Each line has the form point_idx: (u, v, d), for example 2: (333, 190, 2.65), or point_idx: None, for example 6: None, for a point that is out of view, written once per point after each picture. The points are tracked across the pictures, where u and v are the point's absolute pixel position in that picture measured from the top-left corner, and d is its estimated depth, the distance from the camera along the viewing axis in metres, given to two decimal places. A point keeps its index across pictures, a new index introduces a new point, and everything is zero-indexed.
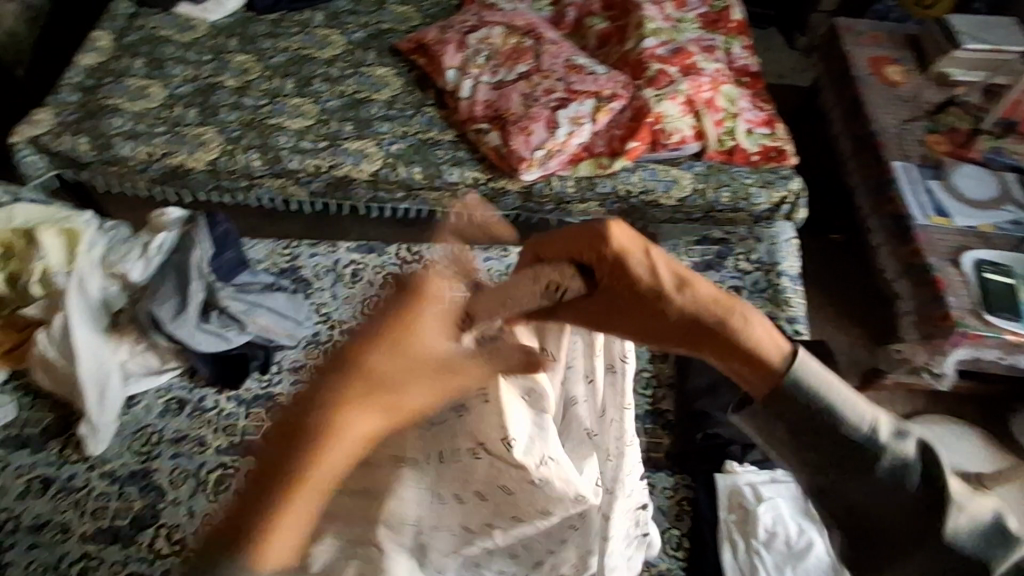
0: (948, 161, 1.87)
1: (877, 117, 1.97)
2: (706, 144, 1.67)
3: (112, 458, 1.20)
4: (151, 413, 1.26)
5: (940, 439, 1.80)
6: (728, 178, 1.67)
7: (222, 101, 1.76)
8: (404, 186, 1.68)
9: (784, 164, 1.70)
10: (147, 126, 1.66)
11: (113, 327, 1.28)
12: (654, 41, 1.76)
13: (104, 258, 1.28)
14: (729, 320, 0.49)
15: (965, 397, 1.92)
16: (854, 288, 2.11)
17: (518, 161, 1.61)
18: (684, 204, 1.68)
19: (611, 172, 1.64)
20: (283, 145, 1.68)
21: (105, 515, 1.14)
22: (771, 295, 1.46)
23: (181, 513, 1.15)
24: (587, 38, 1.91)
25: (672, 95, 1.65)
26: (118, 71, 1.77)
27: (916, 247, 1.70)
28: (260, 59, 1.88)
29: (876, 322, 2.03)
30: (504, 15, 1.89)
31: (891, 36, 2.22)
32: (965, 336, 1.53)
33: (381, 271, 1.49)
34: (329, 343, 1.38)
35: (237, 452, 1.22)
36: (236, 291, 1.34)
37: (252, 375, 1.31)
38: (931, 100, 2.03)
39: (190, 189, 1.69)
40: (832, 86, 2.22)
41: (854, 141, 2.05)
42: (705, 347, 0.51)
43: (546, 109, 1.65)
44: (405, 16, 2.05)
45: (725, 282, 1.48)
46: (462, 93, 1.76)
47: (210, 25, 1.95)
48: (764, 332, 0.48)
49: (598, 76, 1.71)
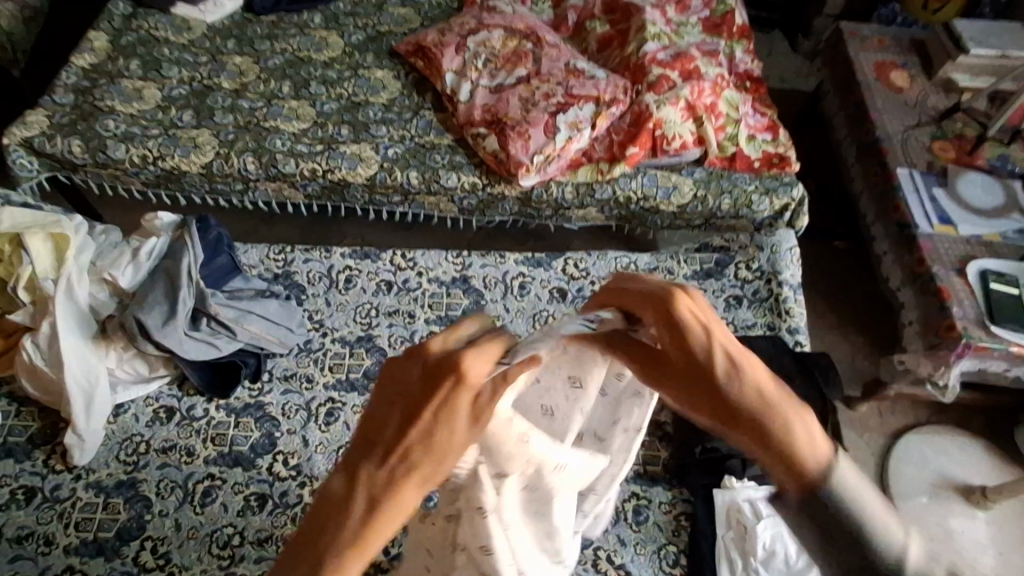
0: (953, 168, 1.84)
1: (882, 124, 1.94)
2: (707, 149, 1.64)
3: (98, 467, 1.18)
4: (139, 422, 1.24)
5: (944, 450, 1.77)
6: (731, 185, 1.64)
7: (218, 103, 1.74)
8: (400, 190, 1.66)
9: (786, 171, 1.68)
10: (142, 128, 1.64)
11: (100, 334, 1.25)
12: (655, 45, 1.73)
13: (93, 265, 1.27)
14: (774, 417, 0.49)
15: (971, 408, 1.88)
16: (857, 295, 2.07)
17: (516, 166, 1.58)
18: (684, 210, 1.67)
19: (610, 178, 1.62)
20: (279, 148, 1.65)
21: (89, 526, 1.12)
22: (772, 306, 1.43)
23: (167, 525, 1.14)
24: (588, 41, 1.89)
25: (673, 100, 1.61)
26: (113, 72, 1.75)
27: (921, 256, 1.66)
28: (257, 61, 1.86)
29: (880, 330, 2.01)
30: (504, 18, 1.87)
31: (897, 41, 2.19)
32: (970, 348, 1.50)
33: (374, 278, 1.49)
34: (322, 350, 1.37)
35: (226, 462, 1.21)
36: (227, 298, 1.32)
37: (242, 384, 1.30)
38: (937, 106, 2.00)
39: (184, 193, 1.69)
40: (836, 91, 2.19)
41: (858, 148, 2.02)
42: (744, 429, 0.50)
43: (545, 114, 1.63)
44: (404, 18, 2.03)
45: (726, 292, 1.46)
46: (461, 96, 1.73)
47: (207, 27, 1.93)
48: (808, 438, 0.46)
49: (598, 80, 1.67)
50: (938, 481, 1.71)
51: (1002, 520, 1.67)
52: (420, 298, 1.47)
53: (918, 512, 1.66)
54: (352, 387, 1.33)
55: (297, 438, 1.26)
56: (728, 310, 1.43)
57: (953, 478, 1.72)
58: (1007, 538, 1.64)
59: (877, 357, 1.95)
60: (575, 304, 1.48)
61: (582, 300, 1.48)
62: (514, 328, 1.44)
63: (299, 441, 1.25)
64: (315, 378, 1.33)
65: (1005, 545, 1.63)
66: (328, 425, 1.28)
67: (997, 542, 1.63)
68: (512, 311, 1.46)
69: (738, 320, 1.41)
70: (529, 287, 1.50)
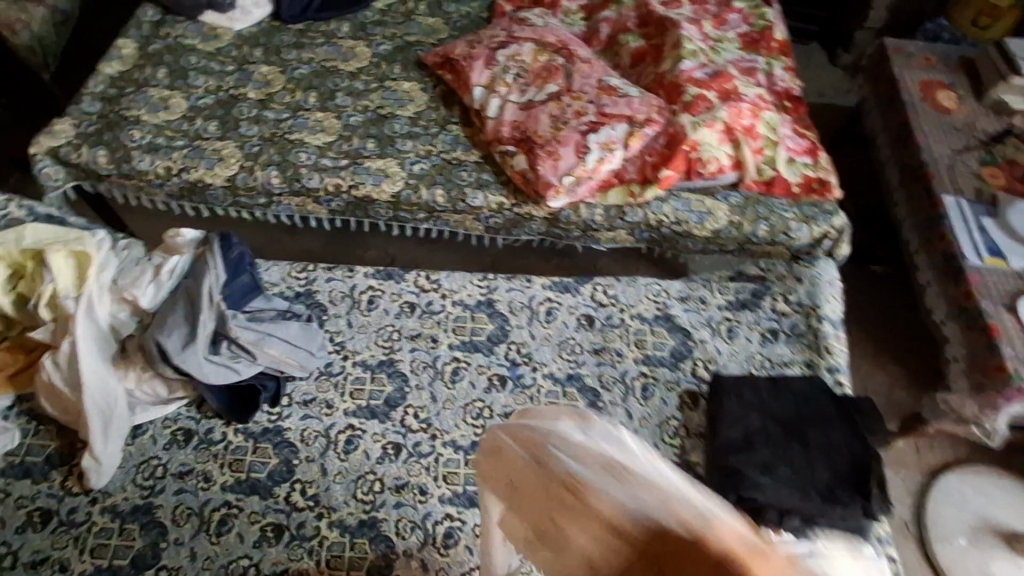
0: (1004, 195, 1.75)
1: (927, 147, 1.86)
2: (744, 174, 1.58)
3: (115, 491, 1.16)
4: (158, 445, 1.22)
5: (985, 491, 1.68)
6: (767, 210, 1.59)
7: (244, 114, 1.71)
8: (425, 208, 1.63)
9: (827, 198, 1.61)
10: (167, 139, 1.62)
11: (120, 353, 1.23)
12: (691, 63, 1.66)
13: (114, 284, 1.24)
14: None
15: (1016, 447, 1.79)
16: (894, 323, 2.00)
17: (544, 187, 1.53)
18: (718, 235, 1.61)
19: (642, 201, 1.57)
20: (304, 162, 1.63)
21: (105, 553, 1.10)
22: (810, 342, 1.37)
23: (182, 555, 1.11)
24: (621, 56, 1.84)
25: (710, 122, 1.55)
26: (140, 81, 1.74)
27: (969, 290, 1.58)
28: (284, 70, 1.84)
29: (918, 361, 1.93)
30: (535, 31, 1.82)
31: (943, 59, 2.10)
32: (1020, 391, 1.43)
33: (397, 299, 1.45)
34: (342, 375, 1.34)
35: (243, 489, 1.19)
36: (248, 320, 1.28)
37: (262, 409, 1.28)
38: (986, 129, 1.90)
39: (208, 205, 1.67)
40: (878, 110, 2.12)
41: (901, 171, 1.94)
42: None
43: (577, 133, 1.57)
44: (432, 28, 1.99)
45: (761, 325, 1.41)
46: (489, 112, 1.69)
47: (234, 35, 1.91)
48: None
49: (631, 98, 1.62)
50: (978, 523, 1.63)
51: None
52: (444, 322, 1.43)
53: (956, 557, 1.58)
54: (373, 415, 1.30)
55: (316, 466, 1.23)
56: (764, 345, 1.39)
57: (994, 522, 1.63)
58: None
59: (915, 390, 1.86)
60: (604, 332, 1.43)
61: (611, 329, 1.43)
62: (540, 356, 1.40)
63: (318, 470, 1.22)
64: (335, 404, 1.31)
65: None
66: (347, 453, 1.25)
67: None
68: (538, 338, 1.42)
69: (774, 356, 1.36)
70: (556, 312, 1.45)
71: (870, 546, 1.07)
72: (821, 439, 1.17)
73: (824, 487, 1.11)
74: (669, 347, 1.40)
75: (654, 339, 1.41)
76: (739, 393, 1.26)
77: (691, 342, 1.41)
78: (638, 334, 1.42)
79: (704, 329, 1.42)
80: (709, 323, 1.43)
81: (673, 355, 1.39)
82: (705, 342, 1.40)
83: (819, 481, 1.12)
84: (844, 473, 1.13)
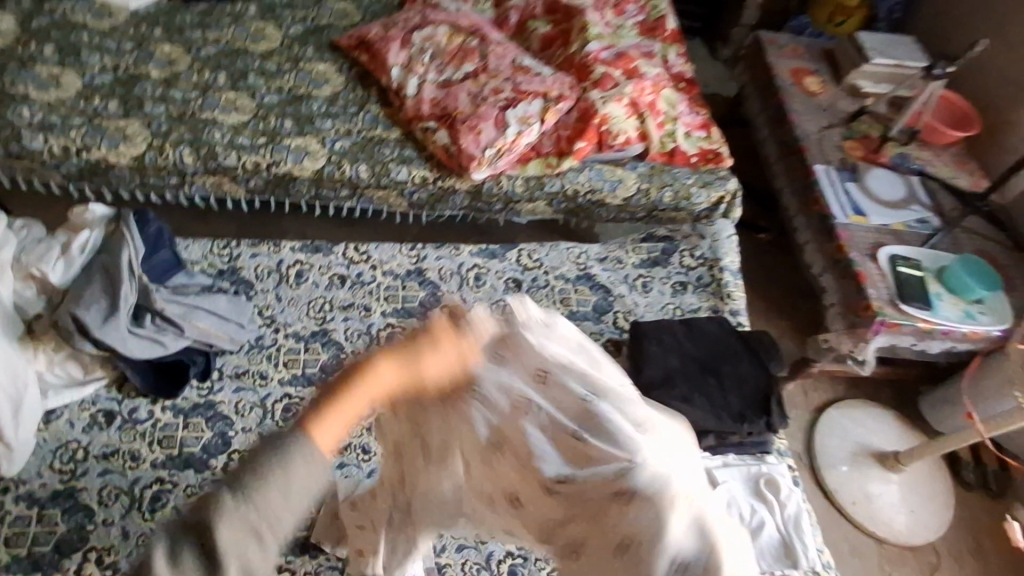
0: (862, 165, 2.01)
1: (799, 124, 2.10)
2: (649, 145, 1.73)
3: (29, 478, 1.09)
4: (74, 429, 1.15)
5: (861, 421, 2.02)
6: (671, 179, 1.74)
7: (148, 93, 1.64)
8: (349, 184, 1.63)
9: (721, 166, 1.78)
10: (62, 117, 1.53)
11: (27, 333, 1.16)
12: (597, 45, 1.81)
13: (16, 261, 1.18)
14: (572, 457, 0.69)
15: (881, 383, 2.14)
16: (784, 283, 2.18)
17: (467, 159, 1.60)
18: (629, 203, 1.73)
19: (559, 172, 1.67)
20: (217, 141, 1.58)
21: (23, 542, 1.04)
22: (714, 290, 1.55)
23: (113, 535, 1.07)
24: (531, 40, 1.92)
25: (617, 97, 1.69)
26: (24, 57, 1.62)
27: (839, 244, 1.83)
28: (188, 50, 1.77)
29: (804, 318, 2.12)
30: (448, 15, 1.87)
31: (808, 49, 2.35)
32: (884, 324, 1.69)
33: (327, 272, 1.45)
34: (275, 346, 1.32)
35: (177, 465, 1.15)
36: (171, 294, 1.25)
37: (191, 383, 1.24)
38: (846, 109, 2.17)
39: (111, 187, 1.58)
40: (757, 94, 2.34)
41: (780, 146, 2.17)
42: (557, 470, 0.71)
43: (495, 109, 1.65)
44: (343, 12, 1.98)
45: (672, 279, 1.56)
46: (408, 91, 1.72)
47: (130, 13, 1.81)
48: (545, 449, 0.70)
49: (544, 77, 1.72)
50: (858, 449, 1.96)
51: (911, 482, 1.92)
52: (376, 291, 1.45)
53: (842, 480, 1.91)
54: (309, 382, 1.29)
55: (254, 435, 1.21)
56: (675, 296, 1.53)
57: (871, 447, 1.97)
58: (916, 498, 1.91)
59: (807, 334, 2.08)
60: (531, 293, 1.51)
61: (537, 290, 1.51)
62: None
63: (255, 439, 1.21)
64: (269, 375, 1.29)
65: (914, 502, 1.90)
66: (286, 421, 1.24)
67: (907, 502, 1.90)
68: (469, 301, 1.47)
69: (685, 305, 1.51)
70: (484, 277, 1.51)
71: (771, 455, 1.29)
72: (732, 372, 1.33)
73: (735, 411, 1.27)
74: (591, 302, 1.51)
75: (578, 297, 1.51)
76: (661, 337, 1.36)
77: (611, 298, 1.52)
78: (563, 292, 1.52)
79: (623, 285, 1.54)
80: (626, 280, 1.55)
81: (596, 309, 1.50)
82: (623, 296, 1.52)
83: (732, 408, 1.27)
84: (750, 398, 1.30)
